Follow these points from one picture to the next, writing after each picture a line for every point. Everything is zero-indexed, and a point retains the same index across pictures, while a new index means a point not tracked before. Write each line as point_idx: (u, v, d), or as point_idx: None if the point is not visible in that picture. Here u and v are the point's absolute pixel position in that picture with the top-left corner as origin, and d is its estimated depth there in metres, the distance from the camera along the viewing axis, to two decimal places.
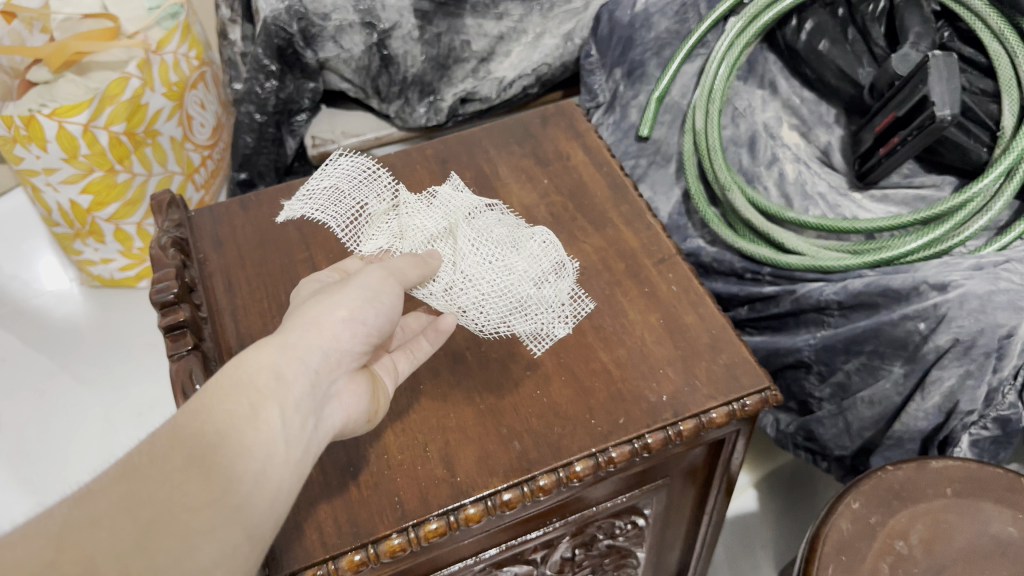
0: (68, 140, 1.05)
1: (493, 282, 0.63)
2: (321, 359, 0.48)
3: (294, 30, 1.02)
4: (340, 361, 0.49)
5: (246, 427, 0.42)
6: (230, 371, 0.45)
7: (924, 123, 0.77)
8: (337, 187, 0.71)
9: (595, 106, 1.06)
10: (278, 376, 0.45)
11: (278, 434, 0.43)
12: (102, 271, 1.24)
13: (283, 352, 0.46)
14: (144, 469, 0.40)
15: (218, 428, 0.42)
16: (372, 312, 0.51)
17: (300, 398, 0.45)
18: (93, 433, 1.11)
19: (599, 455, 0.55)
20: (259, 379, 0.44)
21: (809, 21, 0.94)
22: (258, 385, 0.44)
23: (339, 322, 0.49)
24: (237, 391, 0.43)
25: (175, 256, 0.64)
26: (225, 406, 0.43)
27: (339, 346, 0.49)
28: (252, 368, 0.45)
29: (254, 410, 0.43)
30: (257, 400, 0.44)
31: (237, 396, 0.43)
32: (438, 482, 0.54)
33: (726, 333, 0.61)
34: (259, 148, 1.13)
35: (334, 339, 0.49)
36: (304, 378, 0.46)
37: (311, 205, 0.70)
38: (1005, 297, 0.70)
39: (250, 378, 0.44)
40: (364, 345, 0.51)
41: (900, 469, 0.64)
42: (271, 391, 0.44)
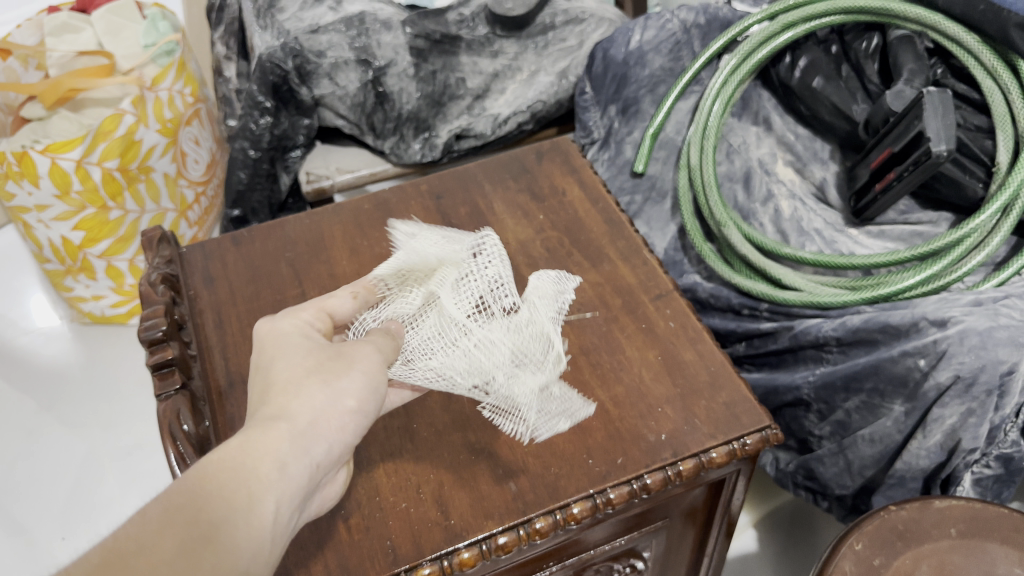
0: (61, 176, 1.05)
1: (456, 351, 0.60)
2: (325, 451, 0.48)
3: (289, 66, 1.04)
4: (343, 448, 0.50)
5: (241, 521, 0.42)
6: (232, 456, 0.45)
7: (919, 159, 0.76)
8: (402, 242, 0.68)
9: (590, 143, 1.06)
10: (281, 467, 0.46)
11: (270, 529, 0.44)
12: (93, 308, 1.22)
13: (290, 441, 0.47)
14: (132, 556, 0.39)
15: (213, 519, 0.42)
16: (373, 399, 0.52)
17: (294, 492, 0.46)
18: (81, 472, 1.09)
19: (597, 497, 0.54)
20: (262, 468, 0.45)
21: (802, 59, 0.95)
22: (260, 473, 0.45)
23: (347, 413, 0.50)
24: (236, 482, 0.44)
25: (165, 292, 0.63)
26: (225, 495, 0.43)
27: (342, 438, 0.50)
28: (258, 454, 0.46)
29: (251, 502, 0.43)
30: (257, 492, 0.44)
31: (236, 484, 0.44)
32: (432, 526, 0.53)
33: (725, 371, 0.60)
34: (254, 184, 1.11)
35: (339, 430, 0.49)
36: (304, 469, 0.47)
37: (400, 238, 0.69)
38: (1006, 333, 0.69)
39: (252, 465, 0.45)
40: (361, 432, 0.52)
41: (904, 509, 0.62)
42: (272, 481, 0.45)
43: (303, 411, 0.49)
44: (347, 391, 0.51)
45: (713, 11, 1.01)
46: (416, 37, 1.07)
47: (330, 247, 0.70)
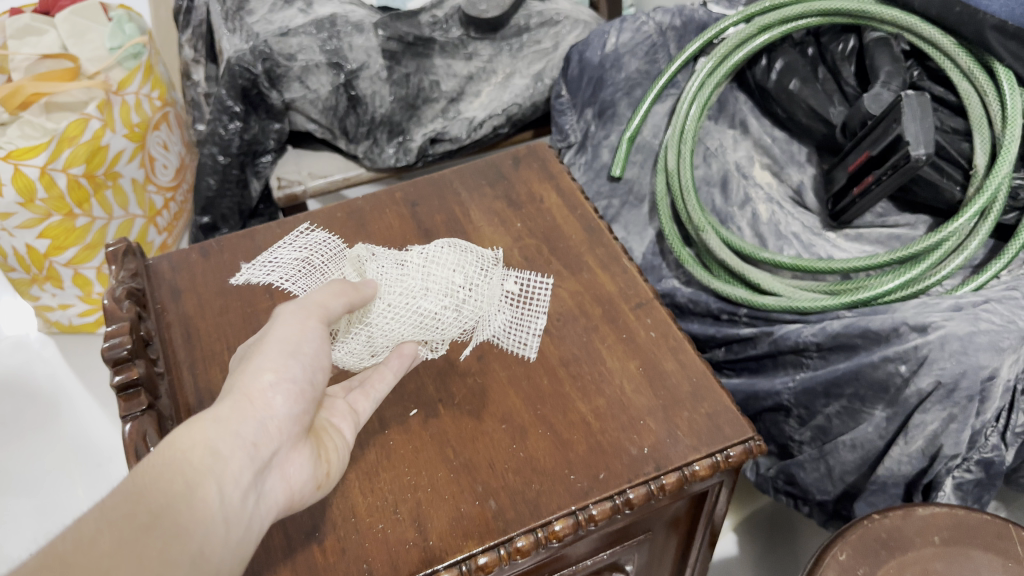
0: (25, 183, 1.01)
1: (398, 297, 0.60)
2: (257, 430, 0.44)
3: (259, 70, 1.01)
4: (280, 430, 0.46)
5: (183, 507, 0.39)
6: (166, 446, 0.42)
7: (898, 163, 0.76)
8: (305, 259, 0.68)
9: (567, 146, 1.05)
10: (214, 453, 0.42)
11: (217, 514, 0.41)
12: (60, 317, 1.19)
13: (216, 429, 0.43)
14: (69, 557, 0.36)
15: (152, 508, 0.39)
16: (298, 367, 0.48)
17: (238, 472, 0.42)
18: (49, 486, 1.06)
19: (579, 513, 0.52)
20: (194, 455, 0.42)
21: (779, 61, 0.95)
22: (195, 461, 0.41)
23: (265, 387, 0.46)
24: (172, 469, 0.40)
25: (131, 308, 0.60)
26: (162, 484, 0.40)
27: (274, 415, 0.45)
28: (185, 445, 0.42)
29: (190, 489, 0.40)
30: (194, 476, 0.41)
31: (171, 474, 0.40)
32: (409, 547, 0.51)
33: (707, 381, 0.59)
34: (223, 190, 1.10)
35: (266, 407, 0.45)
36: (242, 453, 0.43)
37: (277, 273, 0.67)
38: (986, 338, 0.69)
39: (183, 456, 0.41)
40: (302, 404, 0.47)
41: (887, 517, 0.62)
42: (208, 467, 0.42)
43: (226, 401, 0.45)
44: (261, 365, 0.47)
45: (689, 14, 1.01)
46: (388, 40, 1.05)
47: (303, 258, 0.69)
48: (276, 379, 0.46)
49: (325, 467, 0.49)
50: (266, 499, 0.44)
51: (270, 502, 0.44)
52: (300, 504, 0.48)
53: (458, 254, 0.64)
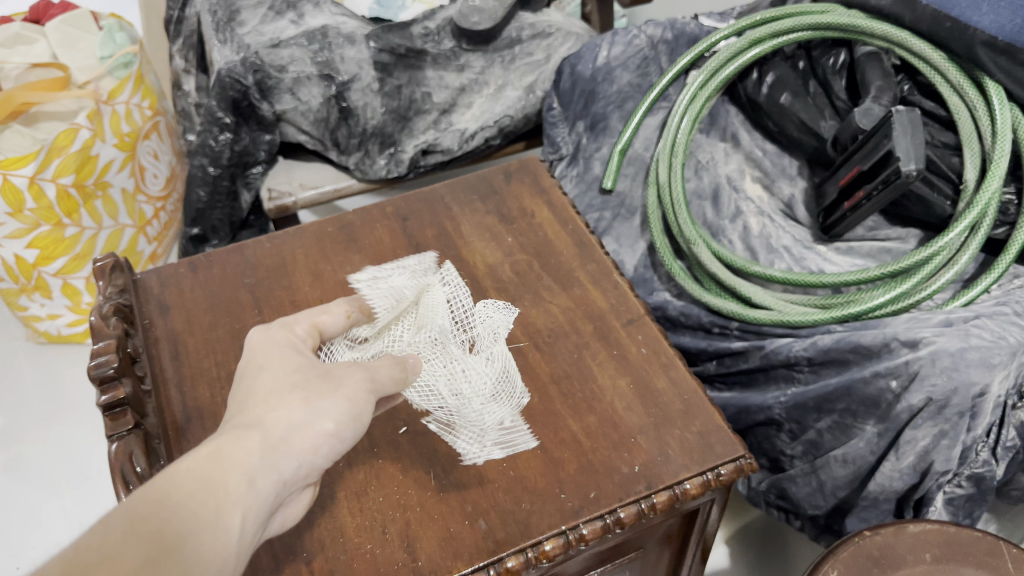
0: (14, 193, 1.00)
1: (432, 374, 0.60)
2: (294, 469, 0.44)
3: (249, 81, 1.01)
4: (308, 476, 0.45)
5: (206, 532, 0.38)
6: (201, 464, 0.41)
7: (888, 178, 0.76)
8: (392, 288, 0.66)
9: (558, 158, 1.03)
10: (250, 480, 0.42)
11: (236, 545, 0.39)
12: (49, 327, 1.18)
13: (261, 454, 0.43)
14: (95, 564, 0.35)
15: (180, 530, 0.38)
16: (352, 431, 0.47)
17: (264, 503, 0.42)
18: (35, 499, 1.05)
19: (570, 533, 0.52)
20: (231, 479, 0.41)
21: (770, 75, 0.95)
22: (229, 486, 0.41)
23: (322, 435, 0.45)
24: (207, 489, 0.40)
25: (118, 325, 0.59)
26: (193, 504, 0.39)
27: (315, 459, 0.45)
28: (226, 465, 0.41)
29: (218, 512, 0.39)
30: (224, 504, 0.40)
31: (203, 495, 0.39)
32: (398, 567, 0.51)
33: (698, 399, 0.59)
34: (213, 202, 1.10)
35: (312, 452, 0.45)
36: (272, 486, 0.42)
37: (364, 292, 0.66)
38: (977, 354, 0.69)
39: (222, 477, 0.41)
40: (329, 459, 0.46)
41: (878, 534, 0.61)
42: (239, 495, 0.41)
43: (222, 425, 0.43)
44: (328, 411, 0.46)
45: (680, 27, 1.01)
46: (380, 51, 1.05)
47: (292, 273, 0.68)
48: (333, 433, 0.46)
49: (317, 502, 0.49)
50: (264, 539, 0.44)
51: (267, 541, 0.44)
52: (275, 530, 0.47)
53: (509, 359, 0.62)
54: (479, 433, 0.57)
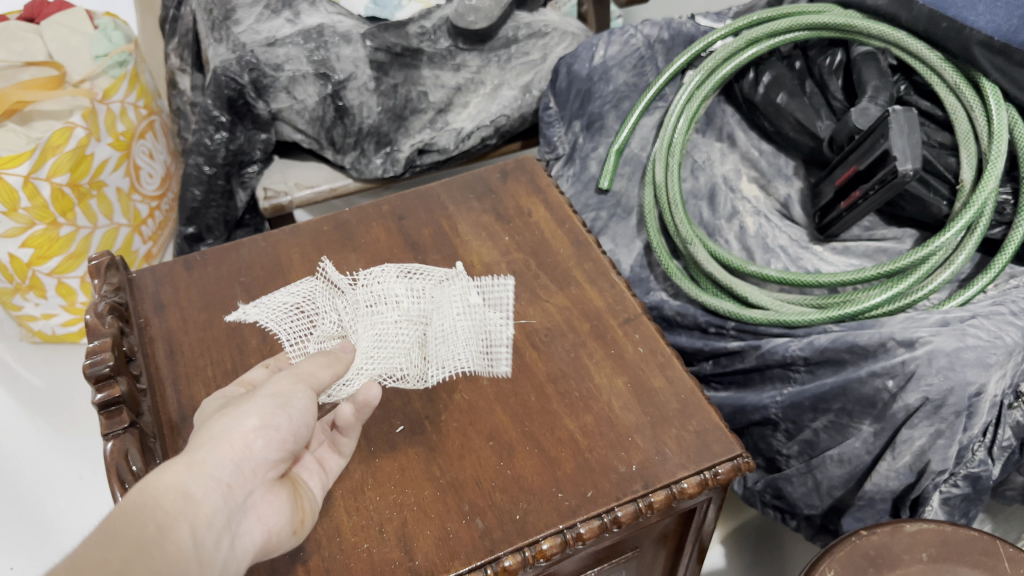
0: (9, 193, 1.00)
1: (389, 346, 0.63)
2: (233, 471, 0.42)
3: (245, 80, 1.01)
4: (255, 471, 0.44)
5: (155, 550, 0.37)
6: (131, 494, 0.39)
7: (885, 178, 0.76)
8: (297, 305, 0.65)
9: (555, 158, 1.04)
10: (187, 495, 0.40)
11: (191, 555, 0.38)
12: (43, 327, 1.18)
13: (189, 469, 0.41)
14: None
15: (124, 554, 0.36)
16: (284, 417, 0.46)
17: (212, 515, 0.40)
18: (30, 500, 1.04)
19: (566, 532, 0.52)
20: (166, 499, 0.39)
21: (766, 74, 0.95)
22: (165, 504, 0.39)
23: (249, 432, 0.44)
24: (145, 511, 0.38)
25: (113, 324, 0.59)
26: (132, 528, 0.37)
27: (252, 457, 0.44)
28: (157, 489, 0.39)
29: (162, 532, 0.38)
30: (166, 520, 0.38)
31: (142, 518, 0.38)
32: (394, 567, 0.51)
33: (695, 398, 0.59)
34: (208, 201, 1.09)
35: (245, 450, 0.43)
36: (215, 495, 0.41)
37: (266, 313, 0.64)
38: (973, 354, 0.69)
39: (155, 500, 0.39)
40: (282, 453, 0.46)
41: (874, 533, 0.61)
42: (181, 511, 0.39)
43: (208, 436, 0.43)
44: (248, 411, 0.45)
45: (677, 27, 1.01)
46: (376, 50, 1.04)
47: (288, 272, 0.68)
48: (260, 426, 0.45)
49: (299, 515, 0.48)
50: (240, 541, 0.42)
51: (245, 543, 0.42)
52: (276, 549, 0.46)
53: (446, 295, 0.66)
54: (476, 348, 0.63)
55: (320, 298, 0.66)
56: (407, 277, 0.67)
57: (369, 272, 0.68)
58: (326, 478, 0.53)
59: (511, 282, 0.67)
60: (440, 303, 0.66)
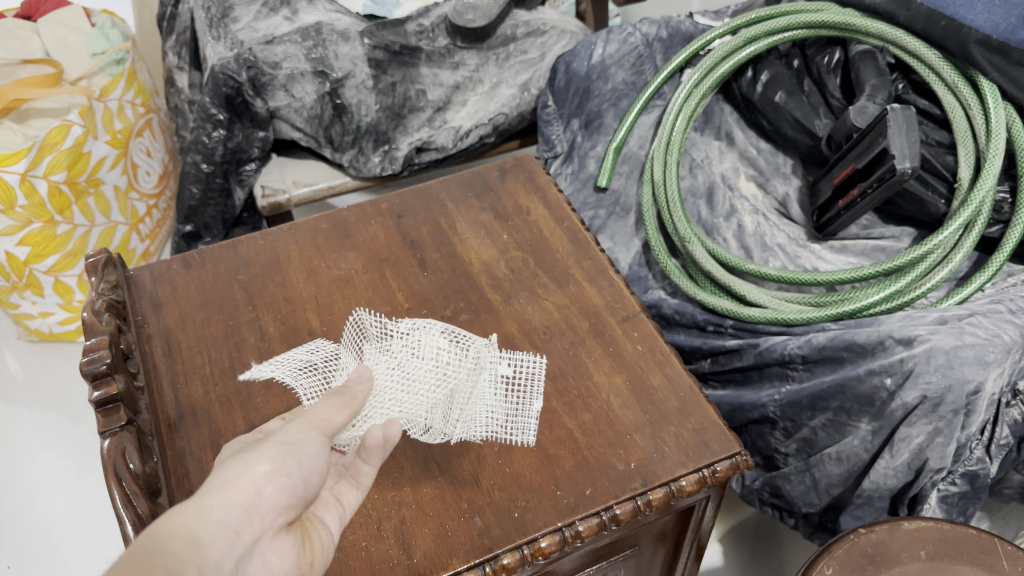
0: (6, 190, 1.00)
1: (409, 387, 0.57)
2: (243, 515, 0.36)
3: (243, 78, 1.00)
4: (264, 516, 0.37)
5: None
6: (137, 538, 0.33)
7: (883, 176, 0.77)
8: (310, 360, 0.61)
9: (553, 156, 1.04)
10: (197, 541, 0.34)
11: None
12: (40, 325, 1.18)
13: (199, 511, 0.35)
14: None
15: None
16: (297, 463, 0.40)
17: (220, 563, 0.34)
18: (27, 498, 1.04)
19: (565, 530, 0.52)
20: (174, 544, 0.33)
21: (764, 73, 0.95)
22: (173, 550, 0.33)
23: (262, 475, 0.38)
24: (153, 558, 0.32)
25: (111, 321, 0.59)
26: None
27: (262, 502, 0.37)
28: (164, 534, 0.34)
29: None
30: (175, 569, 0.32)
31: (150, 563, 0.32)
32: (393, 565, 0.50)
33: (694, 396, 0.59)
34: (206, 199, 1.09)
35: (257, 493, 0.37)
36: (224, 541, 0.35)
37: (281, 369, 0.60)
38: (971, 352, 0.69)
39: (162, 546, 0.33)
40: (295, 499, 0.39)
41: (873, 531, 0.61)
42: (190, 557, 0.33)
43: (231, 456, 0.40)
44: (257, 456, 0.39)
45: (675, 26, 1.01)
46: (374, 49, 1.04)
47: (287, 269, 0.68)
48: (272, 472, 0.38)
49: (309, 555, 0.40)
50: None
51: None
52: None
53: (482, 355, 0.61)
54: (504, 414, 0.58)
55: (341, 355, 0.61)
56: (449, 334, 0.61)
57: (407, 322, 0.62)
58: (345, 515, 0.44)
59: (542, 362, 0.61)
60: (475, 360, 0.60)
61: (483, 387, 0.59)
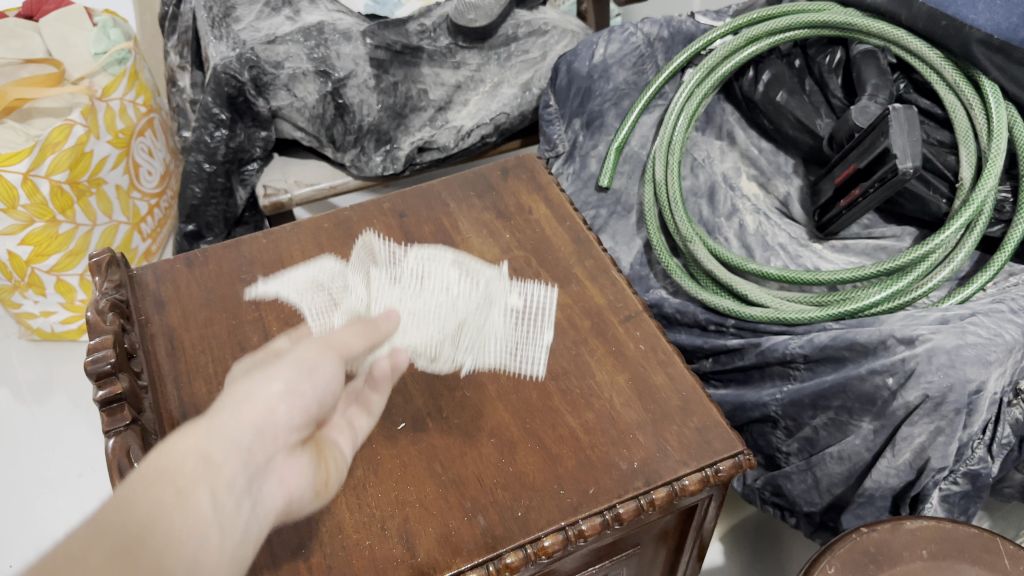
0: (8, 190, 1.00)
1: (423, 313, 0.62)
2: (254, 436, 0.39)
3: (246, 78, 1.00)
4: (275, 436, 0.40)
5: (173, 516, 0.34)
6: (150, 457, 0.36)
7: (885, 176, 0.77)
8: (317, 280, 0.67)
9: (554, 156, 1.03)
10: (207, 459, 0.37)
11: (211, 521, 0.35)
12: (42, 324, 1.18)
13: (210, 431, 0.38)
14: None
15: (141, 519, 0.34)
16: (309, 385, 0.43)
17: (232, 478, 0.37)
18: (30, 497, 1.04)
19: (568, 529, 0.52)
20: (185, 463, 0.36)
21: (766, 73, 0.95)
22: (184, 467, 0.36)
23: (272, 396, 0.41)
24: (165, 475, 0.36)
25: (114, 321, 0.59)
26: (151, 493, 0.35)
27: (274, 422, 0.40)
28: (176, 452, 0.37)
29: (182, 495, 0.35)
30: (185, 484, 0.35)
31: (162, 483, 0.35)
32: (396, 564, 0.51)
33: (696, 395, 0.59)
34: (208, 199, 1.09)
35: (268, 413, 0.40)
36: (236, 458, 0.38)
37: (290, 288, 0.66)
38: (973, 351, 0.69)
39: (175, 464, 0.36)
40: (305, 418, 0.42)
41: (875, 530, 0.62)
42: (200, 475, 0.36)
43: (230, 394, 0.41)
44: (271, 374, 0.42)
45: (676, 25, 1.01)
46: (376, 48, 1.04)
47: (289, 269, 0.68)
48: (286, 391, 0.42)
49: (324, 476, 0.47)
50: (263, 502, 0.39)
51: (266, 505, 0.40)
52: (296, 512, 0.44)
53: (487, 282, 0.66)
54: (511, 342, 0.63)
55: (347, 273, 0.67)
56: (459, 265, 0.67)
57: (417, 251, 0.68)
58: (356, 437, 0.52)
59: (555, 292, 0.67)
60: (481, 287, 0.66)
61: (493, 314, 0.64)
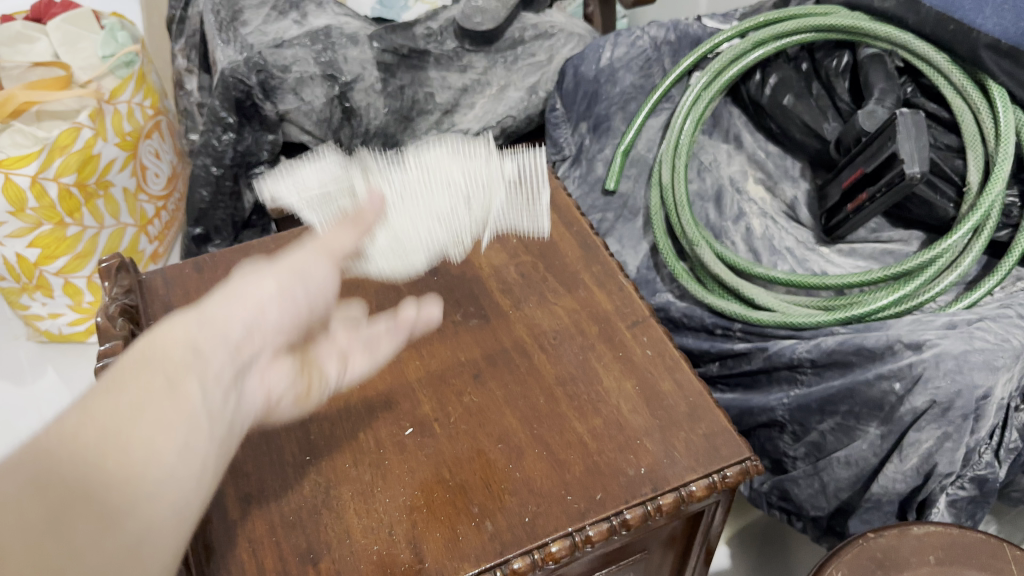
0: (16, 192, 1.00)
1: (431, 201, 0.69)
2: (243, 333, 0.44)
3: (253, 81, 1.01)
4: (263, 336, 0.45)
5: (165, 400, 0.38)
6: (139, 346, 0.40)
7: (892, 181, 0.76)
8: (325, 186, 0.69)
9: (561, 159, 1.04)
10: (194, 351, 0.41)
11: (200, 406, 0.39)
12: (50, 326, 1.18)
13: (197, 328, 0.42)
14: (55, 452, 0.33)
15: (132, 403, 0.36)
16: (301, 290, 0.47)
17: (220, 372, 0.41)
18: None
19: (576, 535, 0.52)
20: (174, 353, 0.40)
21: (773, 77, 0.95)
22: (173, 361, 0.40)
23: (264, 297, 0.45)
24: (155, 361, 0.39)
25: (124, 326, 0.59)
26: (140, 381, 0.38)
27: (264, 320, 0.45)
28: (166, 342, 0.40)
29: (171, 386, 0.38)
30: (174, 374, 0.39)
31: (153, 373, 0.38)
32: (405, 569, 0.51)
33: (703, 401, 0.59)
34: (215, 202, 1.09)
35: (258, 312, 0.45)
36: (223, 353, 0.42)
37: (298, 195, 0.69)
38: (981, 356, 0.69)
39: (163, 353, 0.40)
40: (294, 321, 0.47)
41: (882, 536, 0.62)
42: (190, 364, 0.40)
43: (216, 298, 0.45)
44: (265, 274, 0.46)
45: (683, 28, 1.01)
46: (383, 52, 1.05)
47: None
48: (277, 293, 0.46)
49: (306, 383, 0.50)
50: (246, 402, 0.44)
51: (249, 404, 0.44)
52: (276, 414, 0.48)
53: (481, 163, 0.72)
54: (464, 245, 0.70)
55: (351, 178, 0.69)
56: (459, 152, 0.72)
57: (417, 150, 0.72)
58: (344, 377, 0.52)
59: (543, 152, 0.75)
60: (479, 159, 0.73)
61: (494, 190, 0.72)
